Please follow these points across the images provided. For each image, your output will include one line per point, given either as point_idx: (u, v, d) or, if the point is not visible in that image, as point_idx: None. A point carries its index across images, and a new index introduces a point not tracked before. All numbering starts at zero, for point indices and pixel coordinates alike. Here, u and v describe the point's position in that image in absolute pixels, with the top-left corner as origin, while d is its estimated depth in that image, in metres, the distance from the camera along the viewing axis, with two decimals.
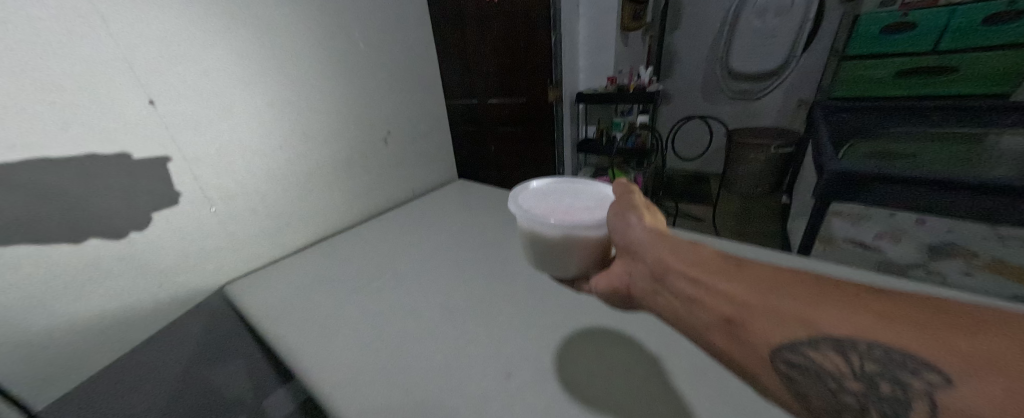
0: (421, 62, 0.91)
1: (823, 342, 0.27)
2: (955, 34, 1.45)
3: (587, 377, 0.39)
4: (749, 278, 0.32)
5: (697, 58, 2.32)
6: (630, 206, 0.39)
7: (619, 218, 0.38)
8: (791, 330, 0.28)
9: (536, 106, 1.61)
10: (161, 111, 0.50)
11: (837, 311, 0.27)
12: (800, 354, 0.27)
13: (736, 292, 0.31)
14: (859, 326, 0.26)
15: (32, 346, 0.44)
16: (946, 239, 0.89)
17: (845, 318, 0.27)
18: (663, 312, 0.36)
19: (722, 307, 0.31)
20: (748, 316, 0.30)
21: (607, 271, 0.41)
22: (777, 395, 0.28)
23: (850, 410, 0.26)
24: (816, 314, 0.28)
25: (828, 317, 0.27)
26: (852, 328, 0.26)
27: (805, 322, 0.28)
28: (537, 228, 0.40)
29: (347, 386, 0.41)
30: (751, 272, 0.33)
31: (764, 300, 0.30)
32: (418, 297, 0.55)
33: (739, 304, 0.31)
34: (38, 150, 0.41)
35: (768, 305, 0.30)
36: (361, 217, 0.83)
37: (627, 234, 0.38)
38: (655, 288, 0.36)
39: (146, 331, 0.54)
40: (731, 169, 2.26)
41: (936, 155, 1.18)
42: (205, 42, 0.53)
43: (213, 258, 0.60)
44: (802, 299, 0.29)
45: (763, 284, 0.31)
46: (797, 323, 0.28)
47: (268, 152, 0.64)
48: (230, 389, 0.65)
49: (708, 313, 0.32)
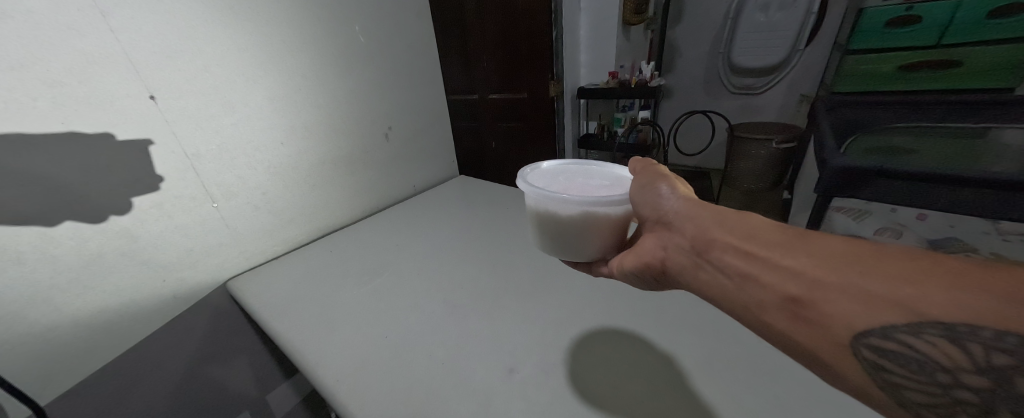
0: (421, 57, 0.90)
1: (928, 327, 0.24)
2: (959, 28, 1.45)
3: (592, 375, 0.40)
4: (820, 253, 0.29)
5: (699, 53, 2.31)
6: (658, 178, 0.39)
7: (648, 191, 0.39)
8: (882, 314, 0.25)
9: (537, 101, 1.60)
10: (163, 106, 0.50)
11: (944, 292, 0.24)
12: (893, 341, 0.25)
13: (805, 269, 0.29)
14: (975, 311, 0.22)
15: (37, 339, 0.45)
16: (948, 235, 0.91)
17: (955, 300, 0.23)
18: (706, 288, 0.35)
19: (787, 285, 0.29)
20: (820, 295, 0.27)
21: (637, 247, 0.40)
22: (858, 379, 0.27)
23: (961, 404, 0.23)
24: (915, 296, 0.24)
25: (931, 299, 0.24)
26: (966, 313, 0.23)
27: (897, 303, 0.25)
28: (553, 206, 0.39)
29: (351, 380, 0.41)
30: (821, 245, 0.29)
31: (844, 280, 0.27)
32: (422, 292, 0.55)
33: (808, 282, 0.28)
34: (38, 144, 0.41)
35: (847, 283, 0.27)
36: (363, 213, 0.83)
37: (660, 206, 0.38)
38: (695, 261, 0.36)
39: (151, 326, 0.54)
40: (733, 164, 2.26)
41: (939, 150, 1.17)
42: (207, 36, 0.52)
43: (216, 254, 0.59)
44: (896, 278, 0.25)
45: (841, 258, 0.28)
46: (887, 305, 0.25)
47: (270, 148, 0.63)
48: (232, 385, 0.65)
49: (768, 292, 0.30)
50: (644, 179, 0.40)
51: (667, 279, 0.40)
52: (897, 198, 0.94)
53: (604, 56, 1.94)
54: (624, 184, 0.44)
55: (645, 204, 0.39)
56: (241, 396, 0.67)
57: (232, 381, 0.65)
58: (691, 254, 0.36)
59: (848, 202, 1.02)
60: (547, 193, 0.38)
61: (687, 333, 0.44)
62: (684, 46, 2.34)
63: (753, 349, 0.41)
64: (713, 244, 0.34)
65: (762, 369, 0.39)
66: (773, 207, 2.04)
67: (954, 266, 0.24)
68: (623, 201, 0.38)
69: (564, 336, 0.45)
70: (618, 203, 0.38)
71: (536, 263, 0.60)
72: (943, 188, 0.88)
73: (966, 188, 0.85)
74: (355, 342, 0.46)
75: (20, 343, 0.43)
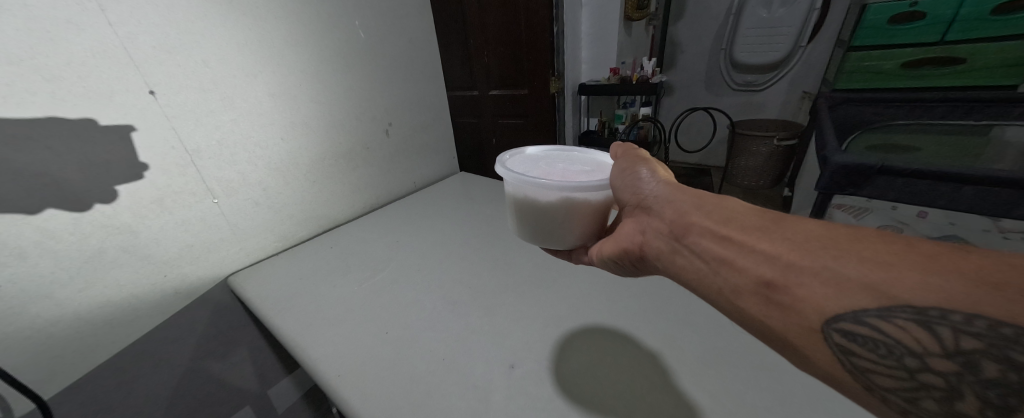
0: (422, 52, 0.89)
1: (902, 312, 0.24)
2: (963, 23, 1.43)
3: (584, 374, 0.39)
4: (795, 237, 0.30)
5: (701, 49, 2.30)
6: (640, 162, 0.41)
7: (628, 175, 0.40)
8: (853, 297, 0.25)
9: (537, 97, 1.59)
10: (162, 101, 0.50)
11: (916, 276, 0.24)
12: (864, 325, 0.25)
13: (779, 253, 0.29)
14: (947, 295, 0.22)
15: (40, 333, 0.45)
16: (948, 232, 0.92)
17: (928, 283, 0.23)
18: (683, 273, 0.35)
19: (761, 269, 0.29)
20: (793, 278, 0.28)
21: (617, 233, 0.41)
22: (826, 364, 0.27)
23: (929, 388, 0.23)
24: (888, 279, 0.24)
25: (905, 282, 0.24)
26: (936, 297, 0.23)
27: (869, 287, 0.25)
28: (532, 193, 0.39)
29: (351, 375, 0.41)
30: (797, 229, 0.30)
31: (817, 263, 0.27)
32: (421, 287, 0.55)
33: (782, 265, 0.28)
34: (39, 140, 0.41)
35: (820, 266, 0.27)
36: (364, 208, 0.83)
37: (639, 190, 0.39)
38: (673, 247, 0.36)
39: (153, 321, 0.54)
40: (734, 161, 2.25)
41: (939, 147, 1.17)
42: (206, 30, 0.52)
43: (216, 249, 0.59)
44: (869, 262, 0.25)
45: (816, 242, 0.28)
46: (858, 289, 0.25)
47: (270, 144, 0.63)
48: (235, 379, 0.66)
49: (742, 276, 0.30)
50: (625, 163, 0.41)
51: (646, 266, 0.40)
52: (897, 196, 0.94)
53: (606, 52, 1.93)
54: (604, 170, 0.44)
55: (625, 189, 0.40)
56: (244, 390, 0.68)
57: (234, 376, 0.66)
58: (669, 239, 0.37)
59: (848, 199, 1.01)
60: (529, 179, 0.38)
61: (686, 330, 0.44)
62: (687, 42, 2.32)
63: (751, 346, 0.41)
64: (690, 230, 0.35)
65: (760, 367, 0.39)
66: (773, 204, 2.04)
67: (928, 251, 0.24)
68: (602, 187, 0.39)
69: (562, 332, 0.45)
70: (598, 189, 0.39)
71: (536, 259, 0.60)
72: (943, 185, 0.88)
73: (967, 187, 0.85)
74: (356, 337, 0.46)
75: (22, 338, 0.44)
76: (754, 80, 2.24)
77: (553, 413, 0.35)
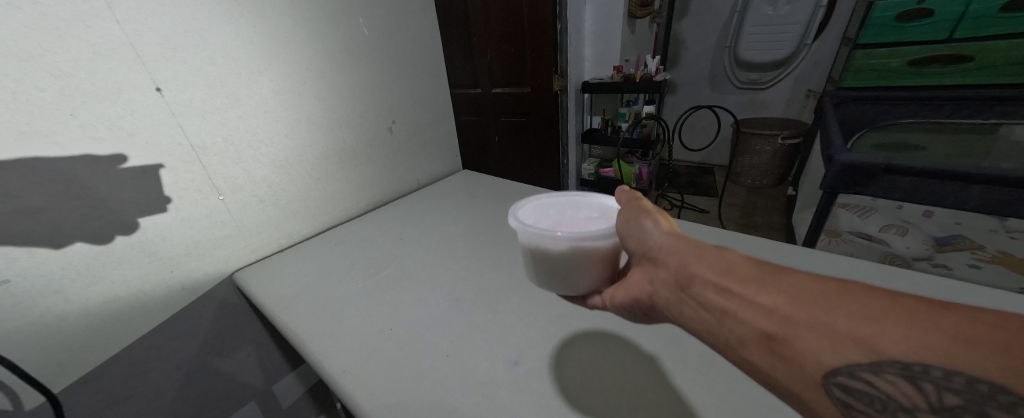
0: (427, 49, 0.89)
1: (889, 367, 0.23)
2: (972, 21, 1.40)
3: (584, 374, 0.39)
4: (788, 287, 0.28)
5: (705, 47, 2.28)
6: (643, 210, 0.37)
7: (632, 225, 0.36)
8: (847, 352, 0.24)
9: (540, 95, 1.59)
10: (169, 98, 0.50)
11: (903, 331, 0.23)
12: (860, 380, 0.23)
13: (780, 307, 0.27)
14: (931, 350, 0.22)
15: (49, 328, 0.45)
16: (954, 232, 0.89)
17: (913, 338, 0.23)
18: (694, 325, 0.32)
19: (759, 321, 0.28)
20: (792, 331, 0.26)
21: (624, 281, 0.37)
22: None
23: None
24: (877, 334, 0.23)
25: (892, 337, 0.23)
26: (919, 352, 0.22)
27: (861, 341, 0.24)
28: (542, 243, 0.37)
29: (356, 370, 0.42)
30: (789, 280, 0.28)
31: (812, 315, 0.26)
32: (426, 284, 0.55)
33: (778, 317, 0.27)
34: (48, 136, 0.42)
35: (815, 319, 0.26)
36: (368, 206, 0.84)
37: (645, 241, 0.35)
38: (676, 296, 0.33)
39: (160, 317, 0.55)
40: (738, 160, 2.24)
41: (946, 146, 1.17)
42: (211, 28, 0.52)
43: (222, 246, 0.60)
44: (859, 314, 0.24)
45: (807, 293, 0.27)
46: (851, 343, 0.24)
47: (274, 141, 0.63)
48: (241, 374, 0.67)
49: (742, 327, 0.28)
50: (629, 214, 0.37)
51: (659, 317, 0.36)
52: (903, 195, 0.93)
53: (609, 50, 1.92)
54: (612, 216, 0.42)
55: (629, 237, 0.36)
56: (249, 384, 0.68)
57: (239, 371, 0.66)
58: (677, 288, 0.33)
59: (853, 198, 1.01)
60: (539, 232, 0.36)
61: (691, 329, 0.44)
62: (691, 40, 2.31)
63: None
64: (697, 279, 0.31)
65: None
66: (776, 203, 2.03)
67: (910, 304, 0.24)
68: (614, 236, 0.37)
69: (566, 330, 0.45)
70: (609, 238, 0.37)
71: None
72: (949, 184, 0.87)
73: (974, 185, 0.84)
74: (360, 334, 0.47)
75: (32, 332, 0.44)
76: (759, 78, 2.23)
77: (556, 410, 0.36)
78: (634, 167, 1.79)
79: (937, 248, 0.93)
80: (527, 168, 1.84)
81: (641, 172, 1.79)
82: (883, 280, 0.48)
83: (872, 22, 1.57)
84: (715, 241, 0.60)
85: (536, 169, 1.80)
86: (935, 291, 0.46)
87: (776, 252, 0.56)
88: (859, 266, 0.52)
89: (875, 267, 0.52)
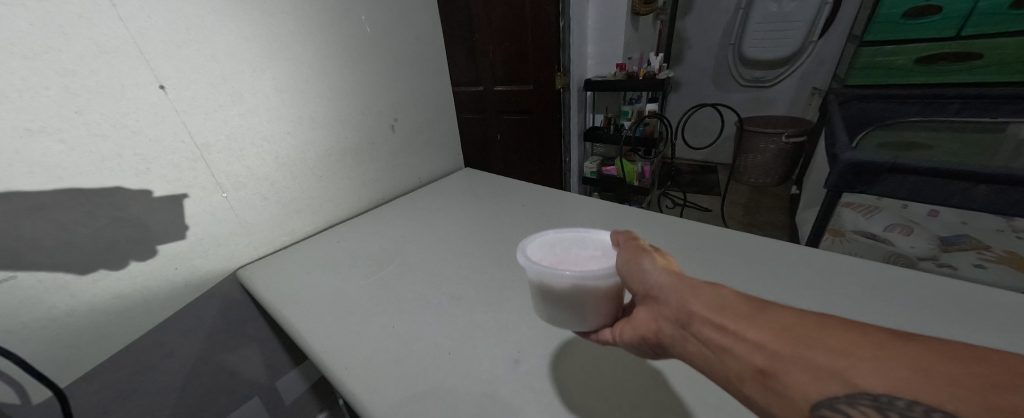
0: (428, 46, 0.89)
1: (862, 399, 0.22)
2: (981, 18, 1.38)
3: (584, 374, 0.39)
4: (773, 320, 0.27)
5: (709, 44, 2.27)
6: (642, 250, 0.35)
7: (631, 265, 0.34)
8: (823, 385, 0.23)
9: (542, 93, 1.58)
10: (172, 95, 0.50)
11: (876, 363, 0.23)
12: (838, 412, 0.22)
13: (763, 341, 0.26)
14: (899, 381, 0.22)
15: (56, 324, 0.46)
16: (960, 232, 0.89)
17: (884, 370, 0.22)
18: (695, 362, 0.30)
19: (748, 355, 0.26)
20: (776, 366, 0.25)
21: (631, 320, 0.35)
22: None
23: None
24: (851, 366, 0.23)
25: (864, 368, 0.23)
26: (886, 383, 0.22)
27: (838, 375, 0.23)
28: (553, 285, 0.36)
29: (357, 368, 0.42)
30: (775, 314, 0.28)
31: (795, 349, 0.25)
32: (426, 281, 0.55)
33: (766, 350, 0.26)
34: (55, 133, 0.42)
35: (797, 353, 0.25)
36: (370, 204, 0.84)
37: (644, 280, 0.33)
38: (681, 335, 0.31)
39: (165, 312, 0.55)
40: (741, 158, 2.23)
41: (952, 145, 1.16)
42: (214, 25, 0.52)
43: (226, 242, 0.60)
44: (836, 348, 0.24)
45: (791, 326, 0.26)
46: (828, 377, 0.23)
47: (277, 139, 0.64)
48: (245, 369, 0.67)
49: (737, 361, 0.27)
50: (628, 253, 0.35)
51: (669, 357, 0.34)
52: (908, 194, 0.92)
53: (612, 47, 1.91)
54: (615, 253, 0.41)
55: (630, 277, 0.34)
56: (251, 380, 0.69)
57: (242, 367, 0.67)
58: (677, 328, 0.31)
59: (858, 198, 1.00)
60: (552, 272, 0.35)
61: None
62: (694, 37, 2.30)
63: None
64: (690, 316, 0.30)
65: None
66: (780, 202, 2.02)
67: (877, 337, 0.24)
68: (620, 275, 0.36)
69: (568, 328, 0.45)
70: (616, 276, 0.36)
71: None
72: (955, 183, 0.86)
73: (981, 185, 0.83)
74: (362, 331, 0.47)
75: (38, 327, 0.45)
76: (763, 75, 2.21)
77: (557, 409, 0.36)
78: (637, 166, 1.77)
79: (942, 248, 0.93)
80: (529, 166, 1.83)
81: (642, 170, 1.78)
82: (886, 281, 0.48)
83: (878, 19, 1.56)
84: (717, 241, 0.60)
85: (538, 167, 1.80)
86: (940, 292, 0.46)
87: (779, 252, 0.56)
88: (863, 266, 0.52)
89: (879, 267, 0.51)
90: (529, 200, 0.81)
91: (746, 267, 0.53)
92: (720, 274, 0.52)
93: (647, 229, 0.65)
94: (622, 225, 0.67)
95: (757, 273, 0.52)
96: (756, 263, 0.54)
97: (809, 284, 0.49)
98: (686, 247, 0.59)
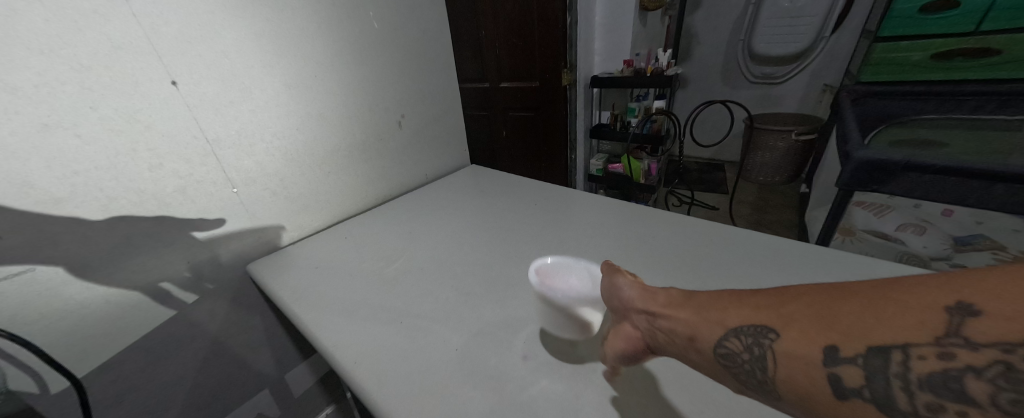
0: (435, 42, 0.88)
1: (733, 335, 0.28)
2: (1000, 13, 1.35)
3: (588, 370, 0.39)
4: (692, 300, 0.32)
5: (718, 40, 2.24)
6: (614, 270, 0.39)
7: (610, 288, 0.38)
8: (712, 333, 0.29)
9: (549, 89, 1.57)
10: (184, 91, 0.51)
11: (739, 310, 0.29)
12: (726, 347, 0.28)
13: (674, 314, 0.32)
14: (751, 317, 0.28)
15: (73, 315, 0.47)
16: (975, 232, 0.89)
17: (745, 314, 0.28)
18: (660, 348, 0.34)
19: (676, 328, 0.32)
20: (690, 331, 0.30)
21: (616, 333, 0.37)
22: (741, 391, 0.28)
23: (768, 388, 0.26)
24: (725, 316, 0.29)
25: (733, 316, 0.29)
26: (742, 318, 0.28)
27: (720, 324, 0.29)
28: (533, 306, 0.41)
29: (366, 362, 0.42)
30: (693, 295, 0.33)
31: (698, 314, 0.31)
32: (434, 277, 0.56)
33: (681, 321, 0.31)
34: (70, 127, 0.43)
35: (698, 318, 0.30)
36: (378, 200, 0.84)
37: (617, 297, 0.38)
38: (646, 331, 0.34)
39: (178, 305, 0.56)
40: (749, 156, 2.20)
41: (968, 143, 1.13)
42: (225, 21, 0.53)
43: (237, 237, 0.61)
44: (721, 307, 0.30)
45: (697, 301, 0.32)
46: (715, 327, 0.29)
47: (286, 135, 0.64)
48: (255, 362, 0.69)
49: (671, 335, 0.32)
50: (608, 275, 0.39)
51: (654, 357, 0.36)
52: (923, 193, 0.91)
53: (620, 43, 1.89)
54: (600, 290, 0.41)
55: (612, 299, 0.38)
56: (261, 373, 0.70)
57: (252, 360, 0.68)
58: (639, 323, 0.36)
59: (869, 197, 0.99)
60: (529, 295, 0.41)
61: None
62: (703, 33, 2.26)
63: None
64: (633, 308, 0.35)
65: None
66: (789, 200, 2.00)
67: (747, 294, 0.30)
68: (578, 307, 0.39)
69: None
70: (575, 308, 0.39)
71: (548, 252, 0.60)
72: (973, 182, 0.84)
73: (999, 184, 0.81)
74: (371, 326, 0.47)
75: (55, 319, 0.46)
76: (773, 72, 2.18)
77: (565, 405, 0.36)
78: (644, 163, 1.76)
79: (956, 249, 0.91)
80: (535, 164, 1.83)
81: (650, 167, 1.77)
82: (901, 280, 0.48)
83: (894, 14, 1.52)
84: (727, 239, 0.59)
85: (544, 164, 1.80)
86: None
87: (790, 250, 0.55)
88: (876, 265, 0.51)
89: (893, 266, 0.50)
90: (535, 197, 0.81)
91: (757, 266, 0.52)
92: (730, 272, 0.51)
93: (655, 227, 0.64)
94: (630, 223, 0.66)
95: (768, 272, 0.51)
96: (768, 262, 0.53)
97: (822, 283, 0.48)
98: (696, 246, 0.58)
